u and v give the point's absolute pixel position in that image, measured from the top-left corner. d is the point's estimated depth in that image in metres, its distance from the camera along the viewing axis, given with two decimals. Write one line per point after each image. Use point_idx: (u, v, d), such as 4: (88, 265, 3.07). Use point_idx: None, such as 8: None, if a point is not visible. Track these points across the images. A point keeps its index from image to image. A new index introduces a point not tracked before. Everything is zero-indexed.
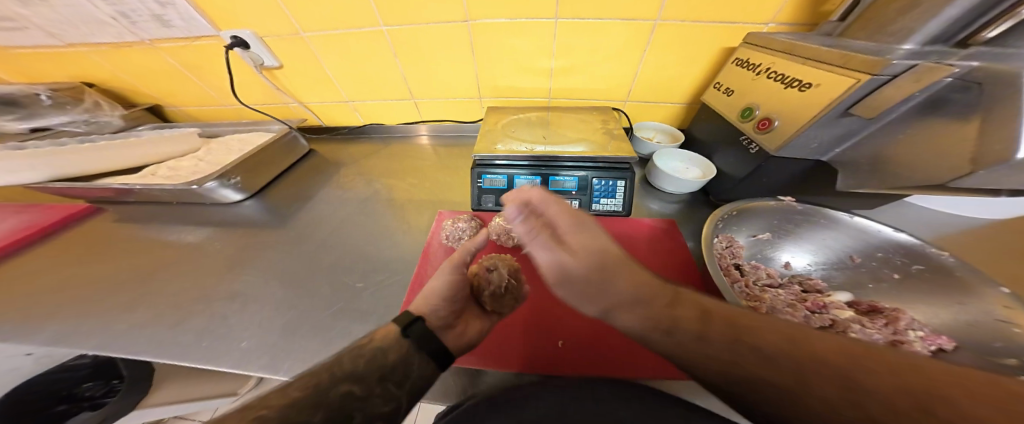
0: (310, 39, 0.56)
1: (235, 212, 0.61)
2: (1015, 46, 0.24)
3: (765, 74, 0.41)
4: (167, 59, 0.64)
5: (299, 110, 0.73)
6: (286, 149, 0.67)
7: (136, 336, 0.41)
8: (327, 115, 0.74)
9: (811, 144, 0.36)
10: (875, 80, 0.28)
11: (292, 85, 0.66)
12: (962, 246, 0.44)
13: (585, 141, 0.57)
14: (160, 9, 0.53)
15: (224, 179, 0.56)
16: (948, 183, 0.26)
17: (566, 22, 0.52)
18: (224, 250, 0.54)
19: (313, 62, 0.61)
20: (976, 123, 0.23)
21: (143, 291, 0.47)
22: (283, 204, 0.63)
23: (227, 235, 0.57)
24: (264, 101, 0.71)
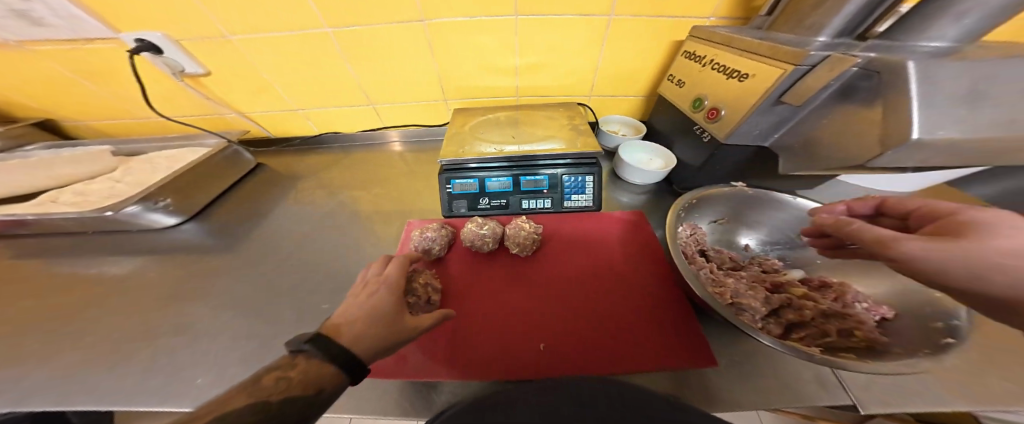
0: (240, 42, 0.51)
1: (171, 236, 0.55)
2: (901, 39, 0.26)
3: (709, 66, 0.44)
4: (53, 67, 0.55)
5: (239, 121, 0.67)
6: (227, 163, 0.61)
7: (43, 391, 0.35)
8: (273, 124, 0.68)
9: (753, 131, 0.39)
10: (799, 69, 0.31)
11: (228, 92, 0.60)
12: None
13: (551, 139, 0.57)
14: (19, 3, 0.44)
15: (150, 202, 0.50)
16: (864, 163, 0.28)
17: (527, 20, 0.51)
18: (158, 281, 0.48)
19: (246, 67, 0.56)
20: (879, 107, 0.26)
21: (54, 337, 0.41)
22: (234, 223, 0.58)
23: (161, 264, 0.51)
24: (189, 113, 0.65)
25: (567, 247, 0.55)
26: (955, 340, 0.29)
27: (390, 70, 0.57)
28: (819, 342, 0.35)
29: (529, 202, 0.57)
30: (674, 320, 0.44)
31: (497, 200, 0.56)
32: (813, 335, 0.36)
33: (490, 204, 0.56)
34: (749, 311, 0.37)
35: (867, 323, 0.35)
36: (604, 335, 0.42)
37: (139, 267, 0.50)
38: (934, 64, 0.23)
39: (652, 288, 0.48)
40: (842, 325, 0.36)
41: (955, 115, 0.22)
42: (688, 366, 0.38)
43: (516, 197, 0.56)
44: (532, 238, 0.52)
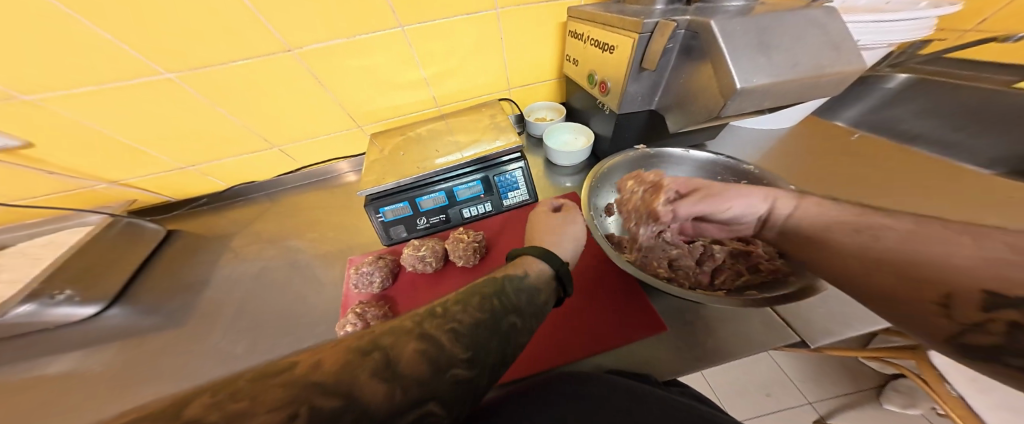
0: (54, 102, 0.43)
1: (66, 334, 0.47)
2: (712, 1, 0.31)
3: (589, 42, 0.45)
4: None
5: (114, 191, 0.59)
6: (128, 236, 0.55)
7: None
8: (168, 188, 0.61)
9: (637, 98, 0.40)
10: (641, 38, 0.33)
11: (85, 163, 0.52)
12: (774, 153, 0.56)
13: (475, 143, 0.56)
14: None
15: (41, 299, 0.44)
16: (720, 113, 0.30)
17: (414, 29, 0.49)
18: (63, 385, 0.41)
19: (89, 128, 0.47)
20: (709, 63, 0.28)
21: None
22: (165, 298, 0.53)
23: (63, 364, 0.44)
24: (41, 192, 0.55)
25: (513, 247, 0.55)
26: None
27: (272, 104, 0.52)
28: (737, 282, 0.38)
29: (470, 209, 0.57)
30: (621, 297, 0.47)
31: (435, 216, 0.56)
32: (731, 277, 0.39)
33: (430, 222, 0.56)
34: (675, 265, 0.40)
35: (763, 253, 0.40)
36: (563, 327, 0.44)
37: (78, 361, 0.44)
38: (728, 21, 0.26)
39: (595, 272, 0.50)
40: (748, 262, 0.39)
41: (757, 64, 0.25)
42: (637, 335, 0.42)
43: (454, 209, 0.56)
44: (474, 247, 0.52)
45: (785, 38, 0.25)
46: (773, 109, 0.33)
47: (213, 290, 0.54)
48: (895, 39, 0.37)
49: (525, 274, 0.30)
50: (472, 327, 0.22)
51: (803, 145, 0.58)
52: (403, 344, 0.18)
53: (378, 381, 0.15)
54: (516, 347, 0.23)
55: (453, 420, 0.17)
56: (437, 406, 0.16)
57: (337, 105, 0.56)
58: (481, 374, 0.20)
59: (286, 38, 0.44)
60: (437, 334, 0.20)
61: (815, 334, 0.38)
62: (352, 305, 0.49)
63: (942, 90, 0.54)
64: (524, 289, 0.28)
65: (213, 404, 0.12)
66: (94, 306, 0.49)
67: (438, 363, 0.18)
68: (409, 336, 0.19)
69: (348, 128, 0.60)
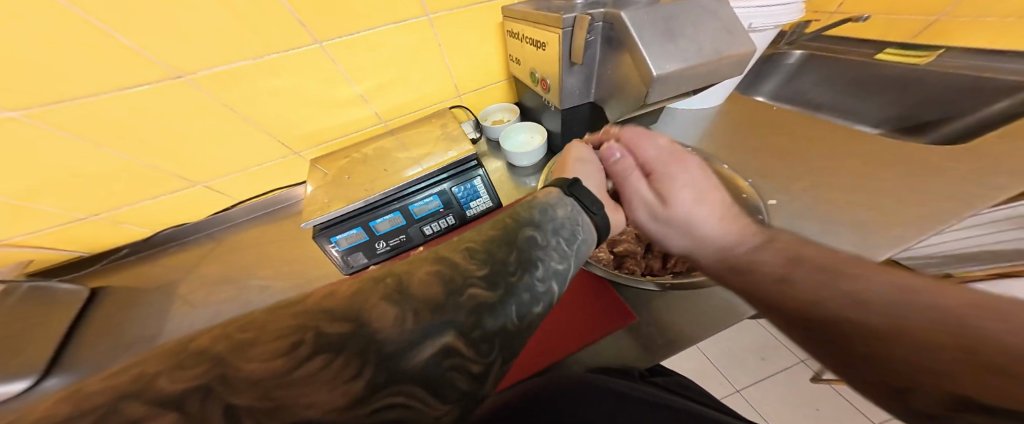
0: None
1: None
2: None
3: (524, 40, 0.45)
4: None
5: (12, 255, 0.51)
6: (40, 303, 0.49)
7: None
8: (72, 242, 0.54)
9: (575, 92, 0.40)
10: (564, 32, 0.32)
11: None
12: (718, 132, 0.58)
13: (430, 155, 0.55)
14: None
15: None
16: (647, 100, 0.30)
17: (338, 44, 0.46)
18: None
19: None
20: (627, 53, 0.28)
21: None
22: (103, 363, 0.48)
23: None
24: None
25: None
26: None
27: (185, 137, 0.48)
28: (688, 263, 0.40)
29: (432, 225, 0.55)
30: (592, 293, 0.46)
31: (395, 237, 0.53)
32: (682, 260, 0.40)
33: (390, 244, 0.54)
34: (628, 256, 0.41)
35: None
36: (536, 333, 0.43)
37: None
38: (635, 11, 0.26)
39: None
40: None
41: (668, 51, 0.25)
42: (609, 330, 0.42)
43: (414, 227, 0.54)
44: None
45: (690, 23, 0.25)
46: (697, 91, 0.33)
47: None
48: (778, 22, 0.38)
49: (546, 200, 0.28)
50: (489, 251, 0.21)
51: (746, 122, 0.60)
52: (416, 270, 0.18)
53: (387, 304, 0.15)
54: (546, 271, 0.21)
55: (480, 351, 0.16)
56: (457, 336, 0.15)
57: (259, 128, 0.51)
58: (507, 302, 0.18)
59: (180, 65, 0.40)
60: (451, 259, 0.19)
61: (771, 304, 0.39)
62: None
63: (829, 63, 0.59)
64: (538, 207, 0.26)
65: (227, 332, 0.13)
66: (24, 380, 0.43)
67: (453, 284, 0.17)
68: (424, 262, 0.19)
69: (284, 155, 0.57)
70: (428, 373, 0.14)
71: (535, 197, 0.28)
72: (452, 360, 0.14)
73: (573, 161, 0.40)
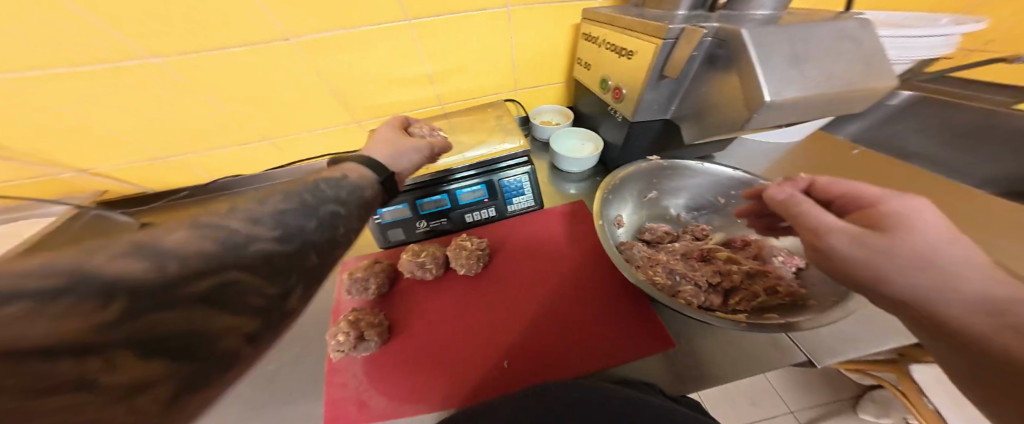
0: None
1: None
2: (737, 9, 0.30)
3: (604, 46, 0.44)
4: None
5: (82, 180, 0.53)
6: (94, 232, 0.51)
7: None
8: (145, 179, 0.56)
9: (652, 106, 0.40)
10: (665, 43, 0.32)
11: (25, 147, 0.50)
12: (788, 166, 0.54)
13: (483, 143, 0.54)
14: None
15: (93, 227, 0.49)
16: (745, 125, 0.29)
17: (421, 24, 0.47)
18: None
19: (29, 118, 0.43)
20: (735, 74, 0.27)
21: None
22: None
23: None
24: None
25: (519, 254, 0.53)
26: None
27: (260, 95, 0.49)
28: (752, 303, 0.38)
29: (472, 215, 0.55)
30: (622, 310, 0.45)
31: (435, 219, 0.53)
32: (747, 298, 0.38)
33: (429, 226, 0.54)
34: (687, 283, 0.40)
35: (782, 276, 0.39)
36: (562, 332, 0.42)
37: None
38: (760, 30, 0.25)
39: (604, 283, 0.48)
40: (767, 283, 0.39)
41: (789, 74, 0.24)
42: (641, 353, 0.40)
43: (456, 211, 0.54)
44: (477, 255, 0.50)
45: (819, 50, 0.24)
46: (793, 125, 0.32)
47: None
48: (930, 54, 0.38)
49: (357, 179, 0.28)
50: (302, 204, 0.21)
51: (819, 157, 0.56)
52: (186, 223, 0.14)
53: (138, 257, 0.11)
54: (336, 247, 0.21)
55: (277, 282, 0.16)
56: (246, 273, 0.15)
57: (333, 94, 0.52)
58: (308, 249, 0.19)
59: (280, 25, 0.42)
60: (230, 211, 0.16)
61: (821, 354, 0.37)
62: (344, 310, 0.48)
63: (939, 109, 0.55)
64: (350, 186, 0.26)
65: None
66: None
67: (236, 239, 0.15)
68: (200, 214, 0.15)
69: (347, 125, 0.58)
70: (196, 323, 0.13)
71: (355, 171, 0.29)
72: (238, 290, 0.14)
73: (375, 144, 0.39)
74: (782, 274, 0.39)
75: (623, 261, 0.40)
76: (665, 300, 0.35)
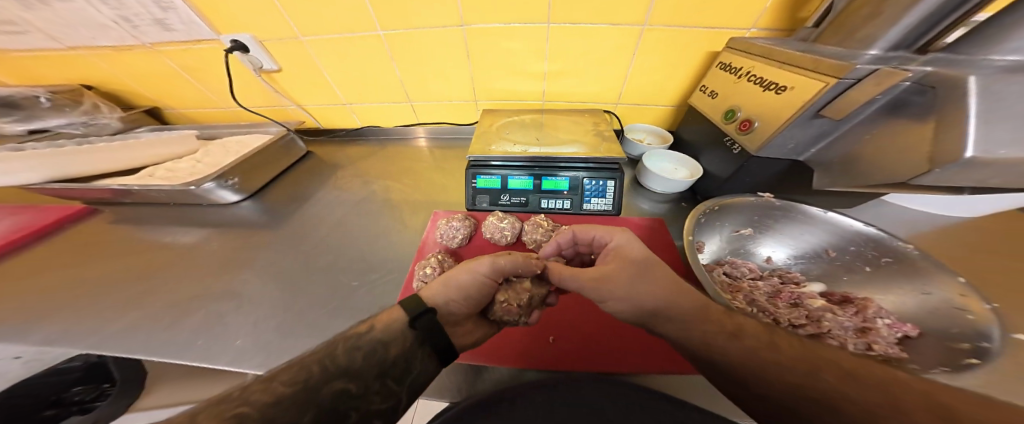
0: (309, 42, 0.59)
1: (232, 212, 0.63)
2: (968, 53, 0.27)
3: (746, 77, 0.44)
4: (167, 62, 0.65)
5: (297, 113, 0.76)
6: (284, 150, 0.70)
7: (130, 336, 0.42)
8: (325, 117, 0.77)
9: (787, 144, 0.38)
10: (841, 83, 0.31)
11: (291, 86, 0.69)
12: (940, 245, 0.45)
13: (575, 142, 0.58)
14: (160, 12, 0.54)
15: (222, 180, 0.58)
16: (910, 179, 0.27)
17: (560, 28, 0.55)
18: (215, 253, 0.55)
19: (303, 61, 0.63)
20: (932, 123, 0.25)
21: (136, 292, 0.48)
22: (279, 204, 0.65)
23: (226, 235, 0.58)
24: (259, 103, 0.73)
25: None
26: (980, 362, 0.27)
27: (423, 70, 0.63)
28: None
29: (548, 202, 0.57)
30: None
31: (518, 197, 0.57)
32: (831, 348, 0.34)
33: (511, 201, 0.58)
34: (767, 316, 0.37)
35: (886, 337, 0.33)
36: (615, 330, 0.42)
37: (203, 238, 0.58)
38: (990, 83, 0.23)
39: None
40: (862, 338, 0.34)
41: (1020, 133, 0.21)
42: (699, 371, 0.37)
43: (535, 196, 0.57)
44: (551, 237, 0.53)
45: None
46: (977, 188, 0.29)
47: (321, 209, 0.65)
48: None
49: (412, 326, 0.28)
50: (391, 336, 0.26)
51: (993, 243, 0.46)
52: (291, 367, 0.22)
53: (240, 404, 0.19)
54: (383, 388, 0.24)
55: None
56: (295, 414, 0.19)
57: (470, 76, 0.64)
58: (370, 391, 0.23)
59: (464, 16, 0.54)
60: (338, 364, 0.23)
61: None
62: (428, 251, 0.54)
63: None
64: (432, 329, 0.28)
65: None
66: (239, 196, 0.63)
67: (332, 380, 0.22)
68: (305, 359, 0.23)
69: (467, 100, 0.70)
70: None
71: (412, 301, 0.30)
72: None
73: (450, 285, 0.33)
74: (887, 334, 0.33)
75: (704, 274, 0.39)
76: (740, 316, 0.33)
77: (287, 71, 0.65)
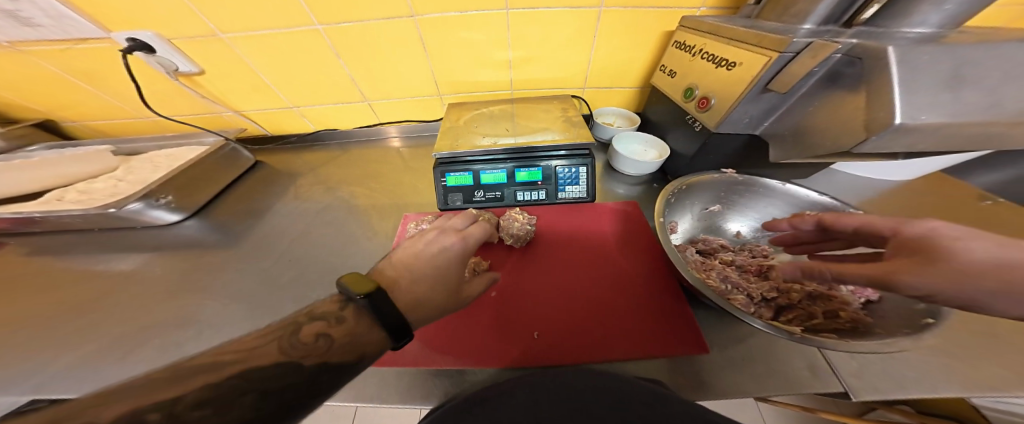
0: (232, 40, 0.53)
1: (174, 233, 0.57)
2: (885, 25, 0.28)
3: (700, 55, 0.44)
4: (42, 65, 0.56)
5: (234, 119, 0.69)
6: (228, 160, 0.64)
7: (56, 382, 0.37)
8: (269, 122, 0.71)
9: (742, 119, 0.39)
10: (783, 57, 0.31)
11: (220, 92, 0.63)
12: (882, 206, 0.49)
13: (546, 130, 0.57)
14: (8, 3, 0.45)
15: (150, 200, 0.52)
16: (853, 149, 0.27)
17: (517, 14, 0.53)
18: (157, 278, 0.50)
19: (234, 62, 0.57)
20: (864, 92, 0.26)
21: (62, 331, 0.43)
22: (230, 220, 0.60)
23: (171, 257, 0.53)
24: (184, 113, 0.67)
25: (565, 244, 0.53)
26: (935, 320, 0.28)
27: (376, 67, 0.60)
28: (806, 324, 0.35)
29: (524, 193, 0.56)
30: (677, 313, 0.42)
31: (493, 192, 0.56)
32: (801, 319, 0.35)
33: (487, 196, 0.56)
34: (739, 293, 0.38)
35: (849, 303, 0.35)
36: (595, 320, 0.42)
37: (145, 263, 0.53)
38: (912, 51, 0.23)
39: (648, 282, 0.46)
40: (827, 306, 0.35)
41: (939, 99, 0.22)
42: (678, 353, 0.37)
43: (511, 188, 0.56)
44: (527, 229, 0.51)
45: (983, 76, 0.22)
46: (911, 153, 0.31)
47: (272, 223, 0.60)
48: None
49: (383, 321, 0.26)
50: (342, 338, 0.24)
51: (926, 201, 0.50)
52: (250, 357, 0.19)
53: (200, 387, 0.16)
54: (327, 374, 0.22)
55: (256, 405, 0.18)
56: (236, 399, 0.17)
57: (430, 71, 0.61)
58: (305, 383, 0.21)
59: (413, 5, 0.50)
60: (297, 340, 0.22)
61: (861, 387, 0.32)
62: None
63: None
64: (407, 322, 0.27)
65: None
66: (179, 215, 0.58)
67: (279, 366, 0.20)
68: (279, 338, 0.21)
69: (430, 96, 0.67)
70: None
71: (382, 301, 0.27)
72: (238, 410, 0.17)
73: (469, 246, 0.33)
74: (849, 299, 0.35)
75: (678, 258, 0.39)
76: (716, 299, 0.33)
77: (211, 73, 0.59)
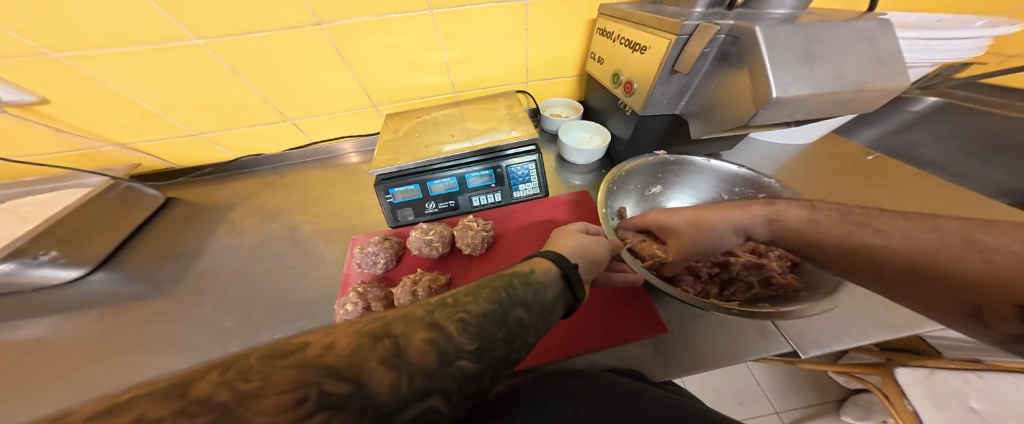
0: (73, 61, 0.45)
1: (75, 292, 0.49)
2: (757, 8, 0.31)
3: (618, 41, 0.46)
4: None
5: (120, 155, 0.61)
6: (123, 200, 0.57)
7: None
8: (171, 154, 0.63)
9: (662, 101, 0.41)
10: (679, 39, 0.33)
11: (98, 123, 0.55)
12: (794, 168, 0.55)
13: (488, 133, 0.56)
14: None
15: (23, 259, 0.44)
16: (749, 121, 0.30)
17: (440, 14, 0.51)
18: (57, 349, 0.43)
19: (101, 87, 0.49)
20: (747, 69, 0.28)
21: None
22: (149, 266, 0.53)
23: (74, 321, 0.46)
24: (45, 152, 0.57)
25: (521, 245, 0.53)
26: None
27: (295, 81, 0.55)
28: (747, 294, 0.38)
29: (481, 198, 0.56)
30: (630, 297, 0.44)
31: (445, 201, 0.54)
32: (742, 290, 0.39)
33: (439, 208, 0.55)
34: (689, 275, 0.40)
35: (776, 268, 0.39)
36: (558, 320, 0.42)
37: (42, 332, 0.45)
38: (773, 29, 0.26)
39: None
40: (760, 274, 0.39)
41: (800, 73, 0.25)
42: (635, 337, 0.39)
43: (465, 196, 0.55)
44: (482, 236, 0.50)
45: (831, 49, 0.25)
46: (800, 121, 0.34)
47: (200, 264, 0.54)
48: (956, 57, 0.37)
49: (544, 276, 0.23)
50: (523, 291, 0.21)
51: (828, 158, 0.57)
52: (411, 332, 0.15)
53: (387, 366, 0.13)
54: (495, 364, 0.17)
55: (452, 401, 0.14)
56: (441, 396, 0.14)
57: (358, 81, 0.58)
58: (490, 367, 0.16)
59: (316, 12, 0.46)
60: (446, 325, 0.16)
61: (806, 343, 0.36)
62: (353, 283, 0.49)
63: (970, 117, 0.55)
64: (538, 285, 0.22)
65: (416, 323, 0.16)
66: (80, 269, 0.50)
67: (445, 353, 0.15)
68: (419, 323, 0.16)
69: (364, 107, 0.63)
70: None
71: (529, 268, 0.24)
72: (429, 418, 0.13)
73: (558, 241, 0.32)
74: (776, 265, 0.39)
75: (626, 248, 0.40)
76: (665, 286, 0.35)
77: (60, 103, 0.50)
